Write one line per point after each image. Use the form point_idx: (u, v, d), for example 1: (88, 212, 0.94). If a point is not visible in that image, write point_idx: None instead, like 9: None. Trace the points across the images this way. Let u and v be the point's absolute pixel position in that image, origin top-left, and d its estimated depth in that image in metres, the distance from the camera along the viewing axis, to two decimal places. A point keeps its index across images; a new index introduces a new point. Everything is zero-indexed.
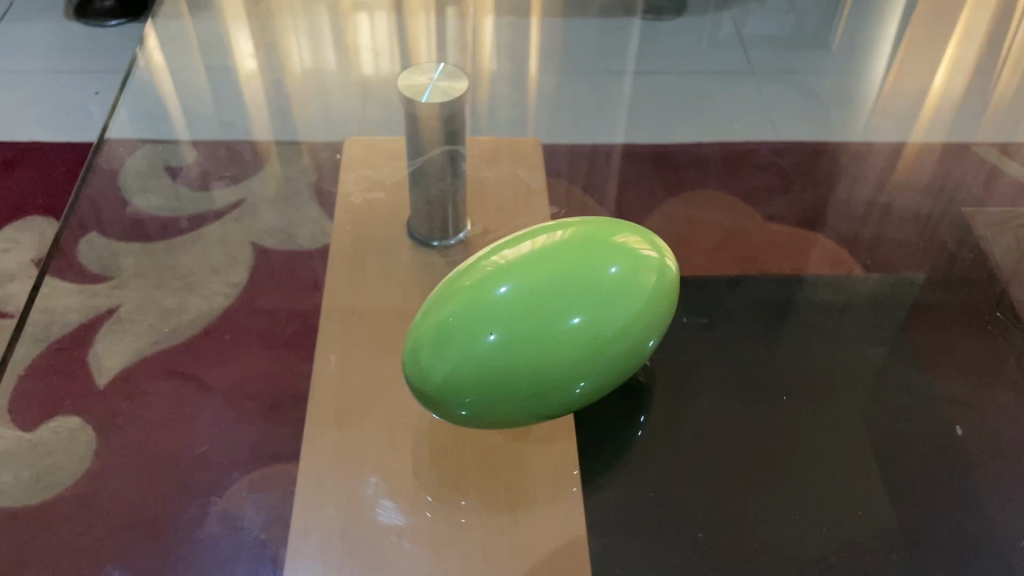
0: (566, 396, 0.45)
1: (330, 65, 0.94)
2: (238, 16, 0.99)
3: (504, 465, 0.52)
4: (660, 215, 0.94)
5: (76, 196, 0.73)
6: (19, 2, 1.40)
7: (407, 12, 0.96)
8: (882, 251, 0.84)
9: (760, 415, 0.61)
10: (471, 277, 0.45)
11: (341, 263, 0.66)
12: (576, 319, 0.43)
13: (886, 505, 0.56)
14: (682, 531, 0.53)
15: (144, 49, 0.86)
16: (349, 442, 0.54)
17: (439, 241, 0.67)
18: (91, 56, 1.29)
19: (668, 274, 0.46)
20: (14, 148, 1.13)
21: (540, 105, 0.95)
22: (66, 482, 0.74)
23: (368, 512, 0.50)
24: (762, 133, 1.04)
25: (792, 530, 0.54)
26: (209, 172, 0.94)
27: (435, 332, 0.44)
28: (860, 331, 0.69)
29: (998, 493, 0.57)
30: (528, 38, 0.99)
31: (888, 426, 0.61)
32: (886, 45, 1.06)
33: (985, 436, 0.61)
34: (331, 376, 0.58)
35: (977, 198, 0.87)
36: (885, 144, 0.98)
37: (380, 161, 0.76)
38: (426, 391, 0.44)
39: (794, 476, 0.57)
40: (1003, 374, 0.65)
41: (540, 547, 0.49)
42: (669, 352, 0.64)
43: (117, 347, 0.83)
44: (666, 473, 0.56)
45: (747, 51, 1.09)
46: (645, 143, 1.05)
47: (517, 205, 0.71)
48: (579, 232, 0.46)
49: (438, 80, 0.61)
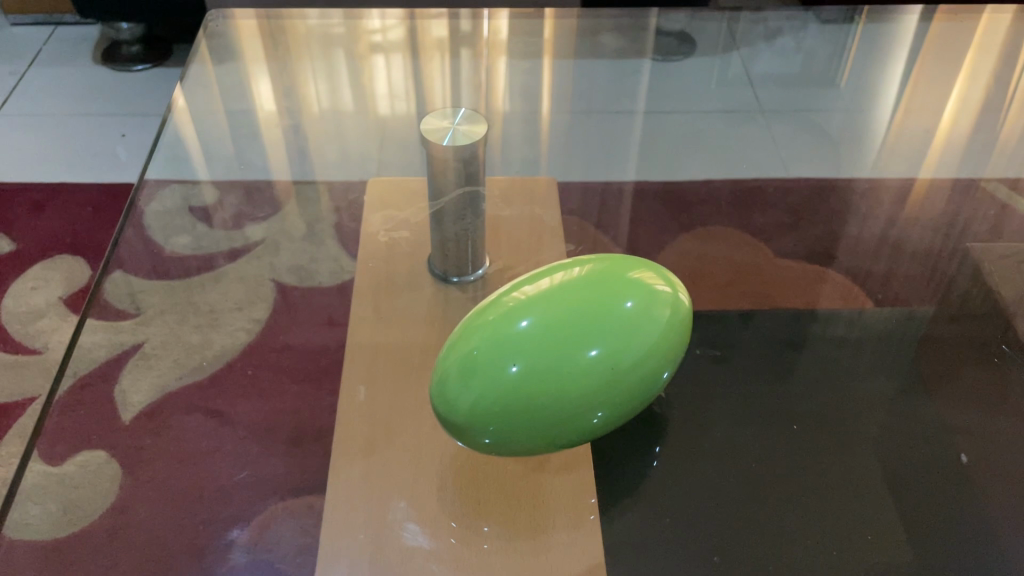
0: (585, 425, 0.46)
1: (346, 106, 0.98)
2: (259, 61, 1.00)
3: (524, 491, 0.54)
4: (673, 250, 0.99)
5: (108, 255, 0.77)
6: (47, 49, 1.45)
7: (421, 56, 1.00)
8: (895, 285, 0.88)
9: (771, 442, 0.62)
10: (493, 312, 0.47)
11: (367, 300, 0.68)
12: (593, 351, 0.44)
13: (894, 528, 0.57)
14: (695, 551, 0.55)
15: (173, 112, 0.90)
16: (377, 471, 0.55)
17: (458, 278, 0.69)
18: (118, 101, 1.33)
19: (682, 308, 0.48)
20: (44, 190, 1.17)
21: (552, 144, 1.00)
22: (93, 515, 0.77)
23: (396, 536, 0.52)
24: (773, 171, 1.09)
25: (801, 550, 0.55)
26: (240, 213, 0.96)
27: (459, 363, 0.45)
28: (871, 364, 0.70)
29: (1011, 523, 0.58)
30: (541, 85, 1.04)
31: (900, 456, 0.62)
32: (892, 92, 1.09)
33: (990, 461, 0.62)
34: (358, 406, 0.59)
35: (986, 233, 0.89)
36: (895, 183, 1.04)
37: (403, 201, 0.78)
38: (452, 420, 0.46)
39: (807, 507, 0.58)
40: (1004, 402, 0.66)
41: (560, 572, 0.50)
42: (682, 382, 0.66)
43: (141, 382, 0.87)
44: (681, 501, 0.58)
45: (756, 89, 1.11)
46: (657, 183, 1.10)
47: (536, 241, 0.73)
48: (596, 269, 0.48)
49: (459, 124, 0.63)
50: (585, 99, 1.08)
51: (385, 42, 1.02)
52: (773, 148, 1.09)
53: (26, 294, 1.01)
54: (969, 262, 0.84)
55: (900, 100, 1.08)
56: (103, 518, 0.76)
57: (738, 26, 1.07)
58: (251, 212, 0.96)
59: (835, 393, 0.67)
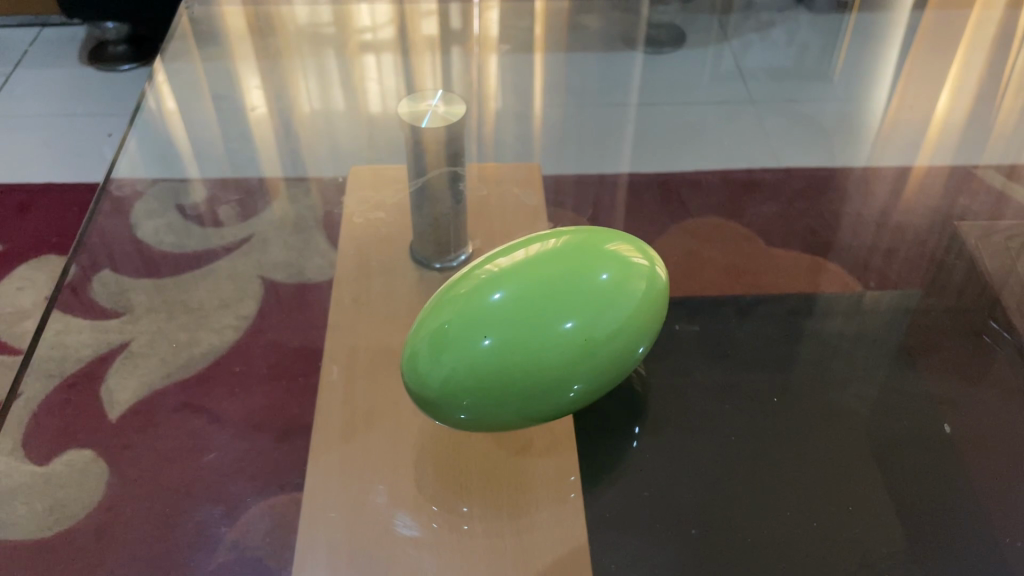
0: (561, 400, 0.45)
1: (338, 106, 0.94)
2: (247, 57, 0.98)
3: (506, 475, 0.53)
4: (668, 240, 0.98)
5: (83, 234, 0.74)
6: (34, 49, 1.45)
7: (412, 53, 0.96)
8: (895, 259, 0.87)
9: (750, 415, 0.62)
10: (465, 286, 0.46)
11: (347, 286, 0.67)
12: (569, 324, 0.43)
13: (877, 497, 0.56)
14: (674, 526, 0.54)
15: (153, 85, 0.88)
16: (355, 456, 0.54)
17: (440, 263, 0.68)
18: (104, 100, 1.33)
19: (658, 280, 0.47)
20: (29, 189, 1.16)
21: (545, 140, 0.99)
22: (78, 516, 0.74)
23: (378, 521, 0.51)
24: (765, 162, 1.07)
25: (782, 522, 0.54)
26: (215, 197, 0.99)
27: (431, 337, 0.45)
28: (856, 341, 0.69)
29: (998, 492, 0.57)
30: (534, 69, 1.02)
31: (886, 430, 0.61)
32: (887, 79, 1.05)
33: (971, 431, 0.61)
34: (336, 392, 0.59)
35: (983, 219, 0.88)
36: (890, 171, 1.02)
37: (383, 186, 0.78)
38: (424, 395, 0.45)
39: (790, 480, 0.57)
40: (986, 373, 0.65)
41: (539, 554, 0.49)
42: (662, 359, 0.65)
43: (127, 382, 0.84)
44: (661, 478, 0.57)
45: (748, 83, 1.07)
46: (650, 173, 1.08)
47: (515, 222, 0.72)
48: (571, 241, 0.47)
49: (437, 106, 0.63)
50: (577, 94, 1.05)
51: (375, 41, 0.99)
52: (760, 138, 1.09)
53: (12, 295, 1.00)
54: (954, 243, 0.85)
55: (894, 85, 1.05)
56: (89, 518, 0.74)
57: (729, 20, 1.10)
58: (227, 196, 0.99)
59: (820, 368, 0.67)
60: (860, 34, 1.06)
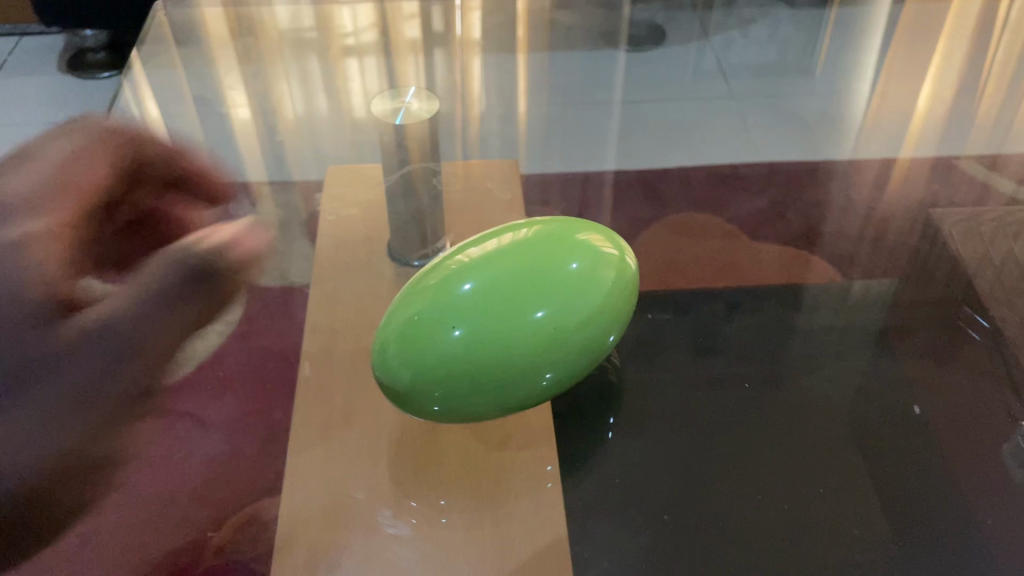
0: (533, 389, 0.45)
1: (321, 109, 0.94)
2: (229, 62, 0.98)
3: (484, 469, 0.53)
4: (650, 232, 0.99)
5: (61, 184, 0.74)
6: (13, 58, 1.44)
7: (395, 55, 0.96)
8: (886, 247, 0.86)
9: (722, 401, 0.62)
10: (435, 276, 0.46)
11: (324, 285, 0.67)
12: (540, 313, 0.44)
13: (851, 480, 0.57)
14: (648, 512, 0.54)
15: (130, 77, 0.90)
16: (335, 454, 0.54)
17: (420, 260, 0.67)
18: (83, 108, 1.32)
19: (628, 270, 0.47)
20: None
21: (529, 144, 0.99)
22: None
23: (358, 518, 0.51)
24: (748, 155, 1.07)
25: (757, 508, 0.55)
26: None
27: (400, 330, 0.45)
28: (831, 328, 0.70)
29: (970, 472, 0.58)
30: (516, 77, 1.01)
31: (859, 414, 0.62)
32: (869, 70, 1.05)
33: (944, 411, 0.62)
34: (314, 392, 0.58)
35: (965, 209, 0.88)
36: (875, 160, 1.00)
37: (362, 187, 0.78)
38: (396, 388, 0.45)
39: (763, 464, 0.58)
40: (959, 355, 0.66)
41: (518, 546, 0.49)
42: (636, 348, 0.66)
43: None
44: (634, 465, 0.57)
45: (730, 80, 1.10)
46: (634, 171, 1.07)
47: (493, 219, 0.72)
48: (542, 232, 0.47)
49: (411, 103, 0.63)
50: (561, 91, 1.05)
51: (357, 44, 0.98)
52: (742, 132, 1.09)
53: None
54: (929, 230, 0.86)
55: (875, 84, 1.05)
56: None
57: (710, 17, 1.12)
58: None
59: (792, 354, 0.67)
60: (840, 27, 1.08)
